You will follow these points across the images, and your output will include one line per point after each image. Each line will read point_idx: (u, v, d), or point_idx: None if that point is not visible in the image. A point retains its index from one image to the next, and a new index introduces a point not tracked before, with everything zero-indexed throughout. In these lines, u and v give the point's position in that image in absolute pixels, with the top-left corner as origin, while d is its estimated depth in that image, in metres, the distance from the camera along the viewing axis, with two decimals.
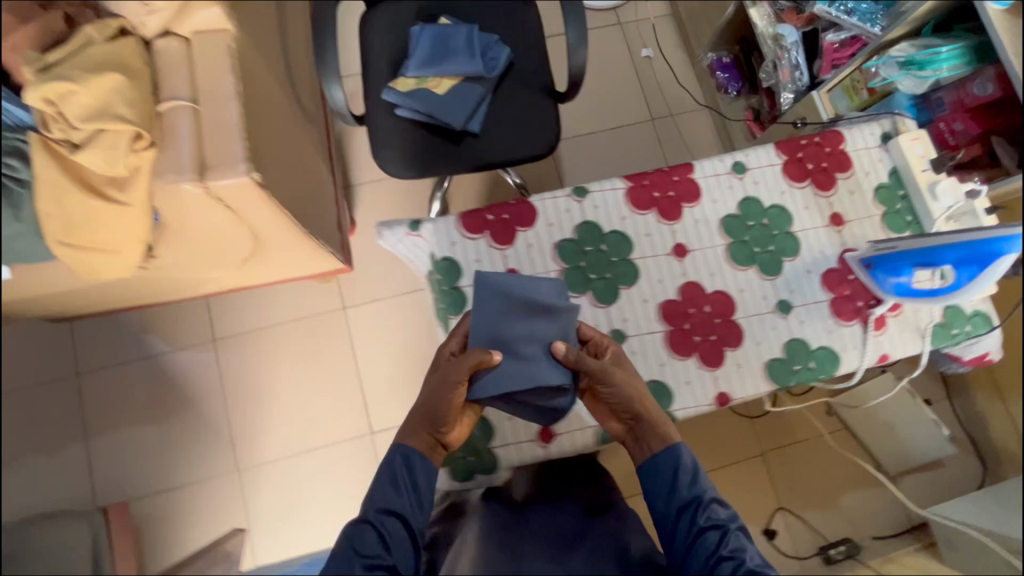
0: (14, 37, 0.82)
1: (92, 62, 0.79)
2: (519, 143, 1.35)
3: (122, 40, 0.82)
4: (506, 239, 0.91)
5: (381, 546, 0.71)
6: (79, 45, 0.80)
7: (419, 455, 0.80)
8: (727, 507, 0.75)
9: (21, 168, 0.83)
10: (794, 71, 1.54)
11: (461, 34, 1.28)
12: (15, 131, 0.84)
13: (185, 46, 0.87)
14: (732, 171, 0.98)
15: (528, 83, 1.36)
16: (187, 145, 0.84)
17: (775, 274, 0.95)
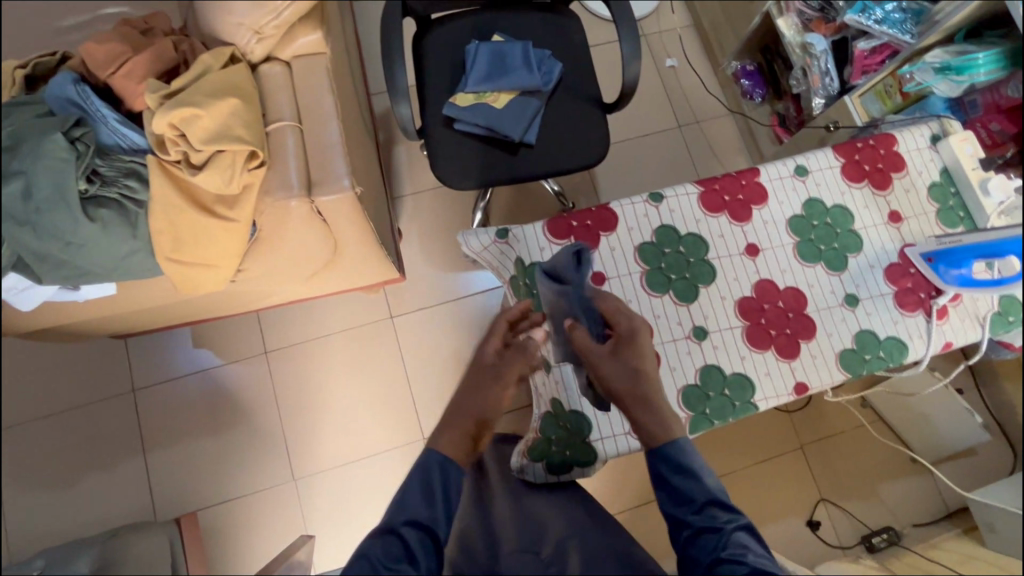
0: (131, 65, 0.88)
1: (211, 87, 0.84)
2: (572, 153, 1.41)
3: (235, 66, 0.88)
4: (590, 244, 0.97)
5: (405, 556, 0.76)
6: (198, 72, 0.85)
7: (453, 465, 0.82)
8: (728, 510, 0.76)
9: (138, 190, 0.88)
10: (824, 77, 1.62)
11: (516, 51, 1.35)
12: (133, 154, 0.89)
13: (287, 70, 0.93)
14: (795, 174, 1.04)
15: (577, 95, 1.43)
16: (294, 163, 0.89)
17: (841, 270, 1.00)
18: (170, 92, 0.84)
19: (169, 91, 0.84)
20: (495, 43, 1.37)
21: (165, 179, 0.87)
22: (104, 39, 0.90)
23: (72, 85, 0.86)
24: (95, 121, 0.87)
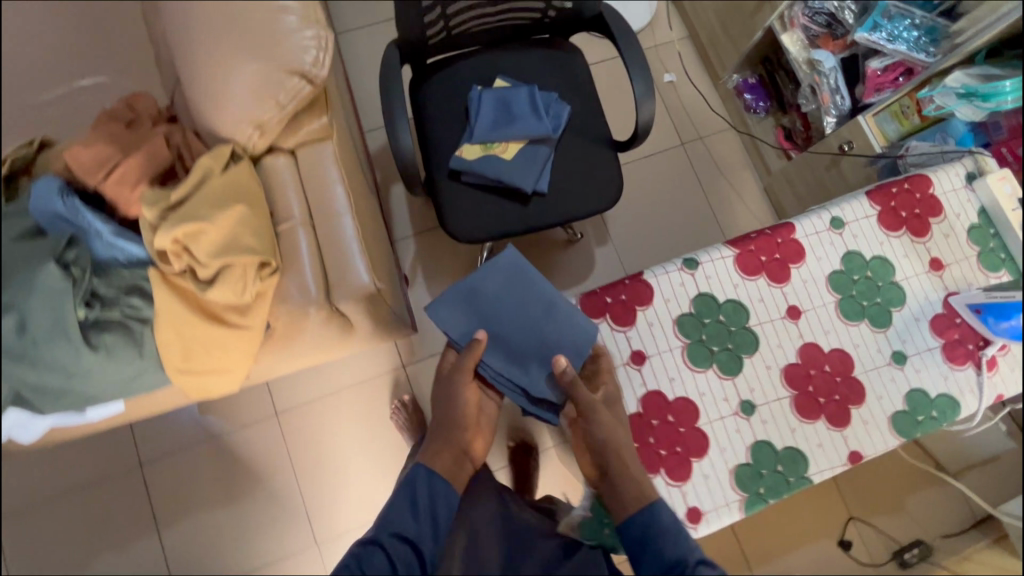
0: (124, 170, 0.82)
1: (215, 196, 0.78)
2: (587, 197, 1.35)
3: (238, 166, 0.82)
4: (627, 320, 0.92)
5: (387, 567, 0.85)
6: (199, 177, 0.78)
7: (441, 480, 0.95)
8: (714, 568, 0.73)
9: (143, 306, 0.83)
10: (834, 95, 1.57)
11: (522, 96, 1.29)
12: (133, 267, 0.83)
13: (292, 160, 0.88)
14: (831, 226, 0.99)
15: (587, 137, 1.37)
16: (311, 267, 0.86)
17: (886, 326, 0.96)
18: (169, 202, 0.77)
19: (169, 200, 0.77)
20: (498, 90, 1.31)
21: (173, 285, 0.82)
22: (89, 141, 0.83)
23: (60, 199, 0.76)
24: (91, 238, 0.79)
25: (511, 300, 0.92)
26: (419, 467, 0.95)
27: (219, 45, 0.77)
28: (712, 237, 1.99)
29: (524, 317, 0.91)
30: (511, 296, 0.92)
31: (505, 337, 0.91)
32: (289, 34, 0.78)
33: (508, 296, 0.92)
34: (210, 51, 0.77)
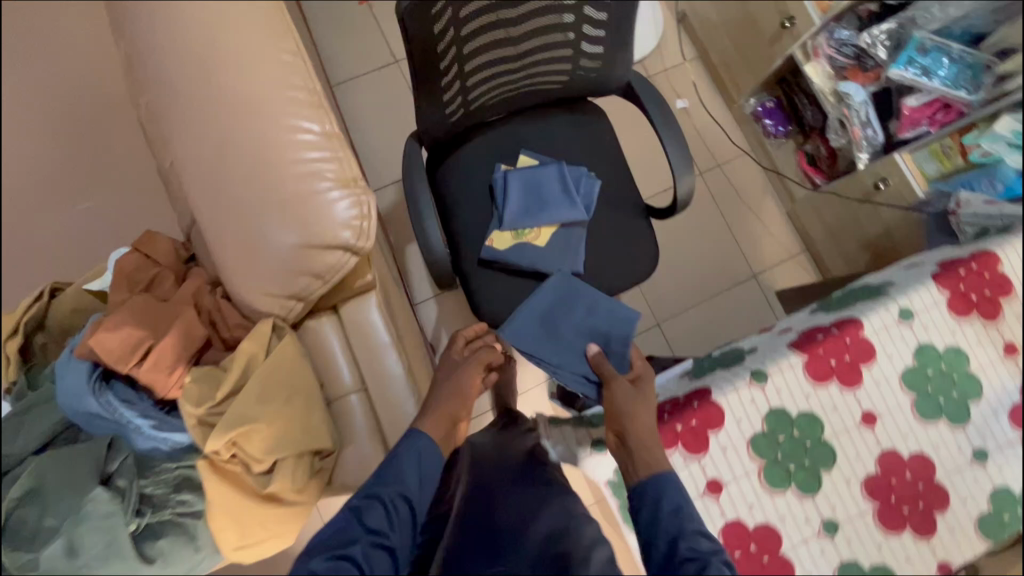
0: (162, 353, 0.80)
1: (265, 385, 0.82)
2: (624, 269, 1.30)
3: (283, 344, 0.86)
4: (699, 448, 0.88)
5: (386, 521, 0.79)
6: (243, 363, 0.83)
7: (430, 443, 0.91)
8: (710, 540, 0.71)
9: (195, 500, 0.93)
10: (865, 129, 1.50)
11: (552, 176, 1.24)
12: (172, 458, 0.92)
13: (337, 323, 0.98)
14: (900, 319, 0.95)
15: (619, 205, 1.31)
16: (364, 426, 0.96)
17: (964, 422, 0.92)
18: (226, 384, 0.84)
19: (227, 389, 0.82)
20: (525, 169, 1.24)
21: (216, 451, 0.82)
22: (114, 323, 0.78)
23: (94, 398, 0.82)
24: (132, 431, 0.85)
25: (562, 305, 1.20)
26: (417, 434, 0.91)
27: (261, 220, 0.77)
28: (737, 268, 1.93)
29: (568, 315, 1.19)
30: (562, 302, 1.20)
31: (556, 330, 1.18)
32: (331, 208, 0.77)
33: (560, 306, 1.20)
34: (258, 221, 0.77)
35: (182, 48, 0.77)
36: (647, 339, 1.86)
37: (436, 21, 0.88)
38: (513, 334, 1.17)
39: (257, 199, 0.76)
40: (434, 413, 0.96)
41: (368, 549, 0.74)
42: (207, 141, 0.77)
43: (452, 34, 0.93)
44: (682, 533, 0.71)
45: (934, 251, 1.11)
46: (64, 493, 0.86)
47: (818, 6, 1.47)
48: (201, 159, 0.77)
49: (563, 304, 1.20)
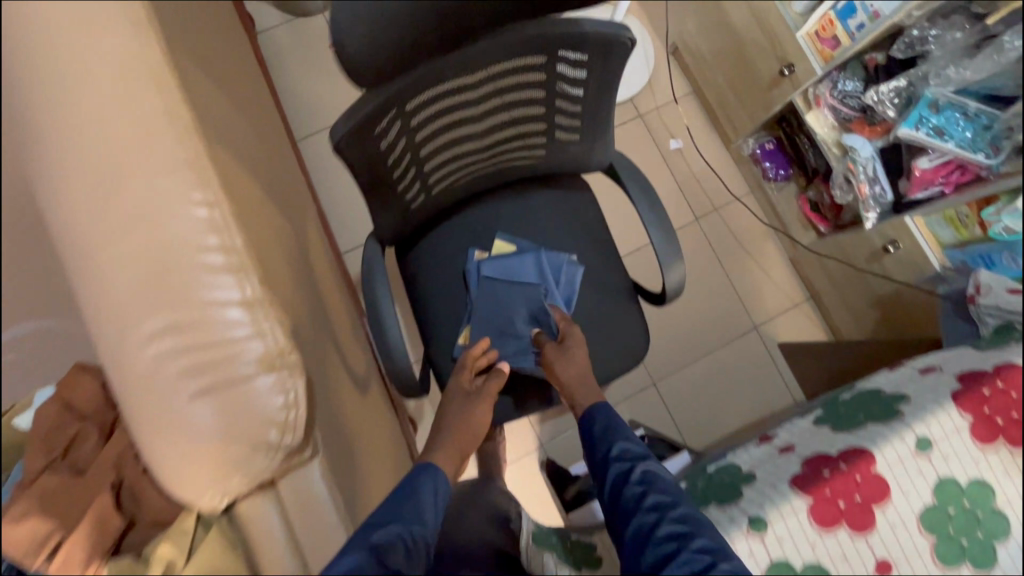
0: (71, 554, 0.65)
1: None
2: (613, 360, 1.19)
3: (201, 546, 0.66)
4: None
5: (402, 555, 0.71)
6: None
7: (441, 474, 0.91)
8: (638, 446, 0.93)
9: None
10: (873, 185, 1.37)
11: (528, 266, 1.15)
12: None
13: (280, 508, 0.70)
14: (916, 450, 0.84)
15: (606, 290, 1.20)
16: None
17: (992, 567, 0.82)
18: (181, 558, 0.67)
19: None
20: (498, 260, 1.15)
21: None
22: (19, 514, 0.64)
23: None
24: None
25: (499, 295, 1.15)
26: (430, 466, 0.91)
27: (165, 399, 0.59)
28: (738, 319, 1.82)
29: (505, 301, 1.16)
30: (497, 292, 1.15)
31: (498, 324, 1.16)
32: (255, 392, 0.62)
33: (495, 294, 1.15)
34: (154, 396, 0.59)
35: (50, 165, 0.58)
36: (644, 399, 1.76)
37: (382, 140, 0.77)
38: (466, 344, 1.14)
39: (159, 377, 0.59)
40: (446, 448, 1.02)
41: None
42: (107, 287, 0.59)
43: (404, 143, 0.82)
44: (614, 443, 0.94)
45: (947, 348, 1.02)
46: None
47: (820, 55, 1.35)
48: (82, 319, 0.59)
49: (501, 291, 1.15)
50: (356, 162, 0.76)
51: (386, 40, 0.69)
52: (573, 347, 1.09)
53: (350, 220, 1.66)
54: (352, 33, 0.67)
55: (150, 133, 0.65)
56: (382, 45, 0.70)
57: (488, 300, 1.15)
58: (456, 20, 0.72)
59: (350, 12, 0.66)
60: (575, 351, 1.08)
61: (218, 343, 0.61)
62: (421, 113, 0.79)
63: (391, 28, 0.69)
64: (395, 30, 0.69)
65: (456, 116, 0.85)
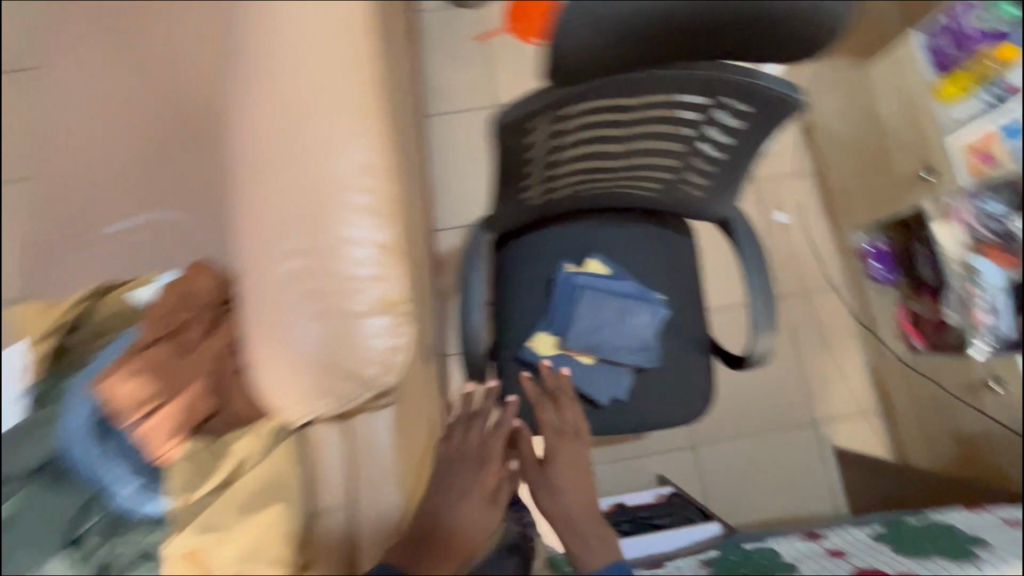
0: (165, 416, 0.74)
1: (249, 497, 0.72)
2: (672, 408, 1.17)
3: (276, 453, 0.75)
4: None
5: None
6: (230, 469, 0.72)
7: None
8: None
9: None
10: (992, 315, 1.29)
11: (620, 286, 1.14)
12: (147, 526, 0.72)
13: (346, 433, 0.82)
14: None
15: (683, 337, 1.19)
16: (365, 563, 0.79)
17: None
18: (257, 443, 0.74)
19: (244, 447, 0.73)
20: (592, 274, 1.15)
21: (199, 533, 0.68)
22: (139, 373, 0.76)
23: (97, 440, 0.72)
24: (115, 491, 0.73)
25: (602, 287, 1.13)
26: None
27: (283, 302, 0.72)
28: (797, 410, 1.74)
29: (607, 291, 1.13)
30: (601, 285, 1.13)
31: (589, 312, 1.12)
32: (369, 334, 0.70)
33: (596, 284, 1.13)
34: (297, 295, 0.70)
35: (291, 81, 0.74)
36: (678, 461, 1.70)
37: (526, 146, 0.83)
38: (553, 324, 1.14)
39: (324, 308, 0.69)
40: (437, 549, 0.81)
41: None
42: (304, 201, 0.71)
43: (549, 143, 0.85)
44: None
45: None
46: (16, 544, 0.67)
47: (972, 167, 1.34)
48: (283, 213, 0.72)
49: (603, 282, 1.14)
50: (501, 147, 0.81)
51: (597, 47, 0.72)
52: (568, 434, 1.08)
53: (448, 204, 1.72)
54: (571, 31, 0.69)
55: (355, 76, 0.75)
56: (590, 46, 0.72)
57: (590, 282, 1.13)
58: (659, 41, 0.73)
59: (573, 16, 0.68)
60: (572, 445, 1.09)
61: (346, 284, 0.70)
62: (577, 119, 0.82)
63: (610, 33, 0.70)
64: (604, 36, 0.71)
65: (598, 142, 0.90)
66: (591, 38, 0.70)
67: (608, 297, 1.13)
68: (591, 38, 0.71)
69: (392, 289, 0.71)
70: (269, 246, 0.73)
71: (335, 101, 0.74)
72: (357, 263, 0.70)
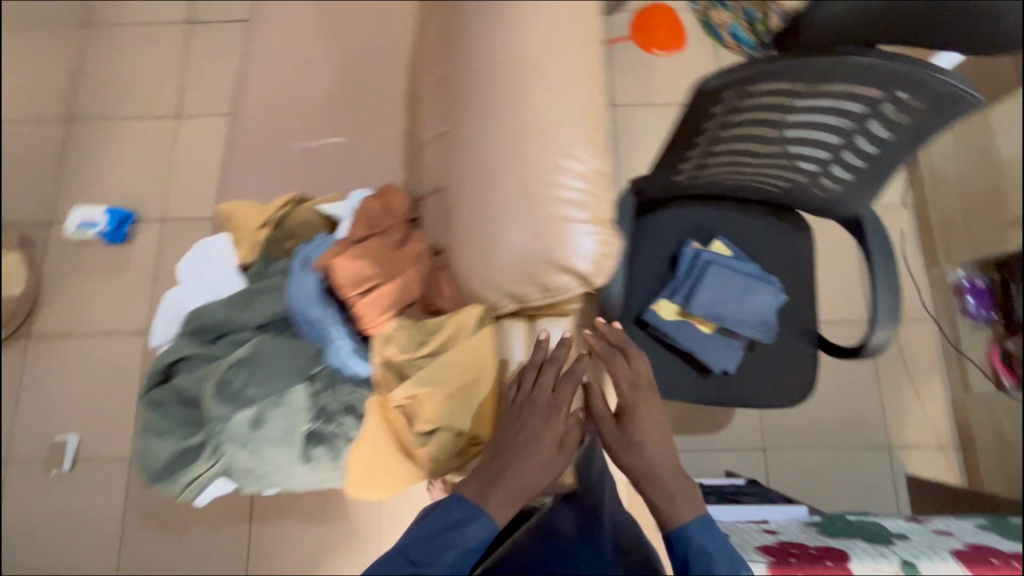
0: (380, 296, 0.88)
1: (458, 363, 0.85)
2: (776, 387, 1.25)
3: (484, 331, 0.87)
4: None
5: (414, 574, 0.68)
6: (448, 334, 0.86)
7: (474, 517, 0.74)
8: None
9: (353, 427, 0.88)
10: None
11: (743, 268, 1.23)
12: (354, 384, 0.88)
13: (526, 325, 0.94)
14: None
15: (793, 325, 1.26)
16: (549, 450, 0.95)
17: None
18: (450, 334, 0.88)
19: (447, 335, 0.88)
20: (718, 254, 1.25)
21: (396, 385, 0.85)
22: (356, 255, 0.89)
23: (321, 306, 0.87)
24: (330, 349, 0.87)
25: (727, 267, 1.23)
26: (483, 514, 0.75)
27: (503, 211, 0.82)
28: (873, 432, 1.77)
29: (732, 270, 1.22)
30: (725, 264, 1.23)
31: (715, 285, 1.21)
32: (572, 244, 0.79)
33: (722, 263, 1.23)
34: (519, 203, 0.82)
35: (529, 32, 0.88)
36: (748, 461, 1.75)
37: (708, 116, 0.95)
38: (677, 293, 1.24)
39: (542, 214, 0.80)
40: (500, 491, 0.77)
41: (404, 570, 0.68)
42: (532, 126, 0.84)
43: (725, 119, 0.97)
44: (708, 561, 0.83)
45: None
46: (274, 368, 0.84)
47: None
48: (512, 136, 0.85)
49: (728, 262, 1.24)
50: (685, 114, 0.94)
51: (843, 26, 0.92)
52: (644, 390, 1.03)
53: None
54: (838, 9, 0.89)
55: (580, 33, 0.89)
56: (842, 25, 0.92)
57: (717, 260, 1.23)
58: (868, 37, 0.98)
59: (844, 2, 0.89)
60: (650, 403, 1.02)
61: (557, 198, 0.80)
62: (755, 99, 0.93)
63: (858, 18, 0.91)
64: (852, 21, 0.92)
65: (763, 128, 1.00)
66: (847, 17, 0.90)
67: (733, 276, 1.22)
68: (844, 19, 0.91)
69: (599, 207, 0.81)
70: (494, 165, 0.85)
71: (560, 57, 0.87)
72: (570, 181, 0.80)
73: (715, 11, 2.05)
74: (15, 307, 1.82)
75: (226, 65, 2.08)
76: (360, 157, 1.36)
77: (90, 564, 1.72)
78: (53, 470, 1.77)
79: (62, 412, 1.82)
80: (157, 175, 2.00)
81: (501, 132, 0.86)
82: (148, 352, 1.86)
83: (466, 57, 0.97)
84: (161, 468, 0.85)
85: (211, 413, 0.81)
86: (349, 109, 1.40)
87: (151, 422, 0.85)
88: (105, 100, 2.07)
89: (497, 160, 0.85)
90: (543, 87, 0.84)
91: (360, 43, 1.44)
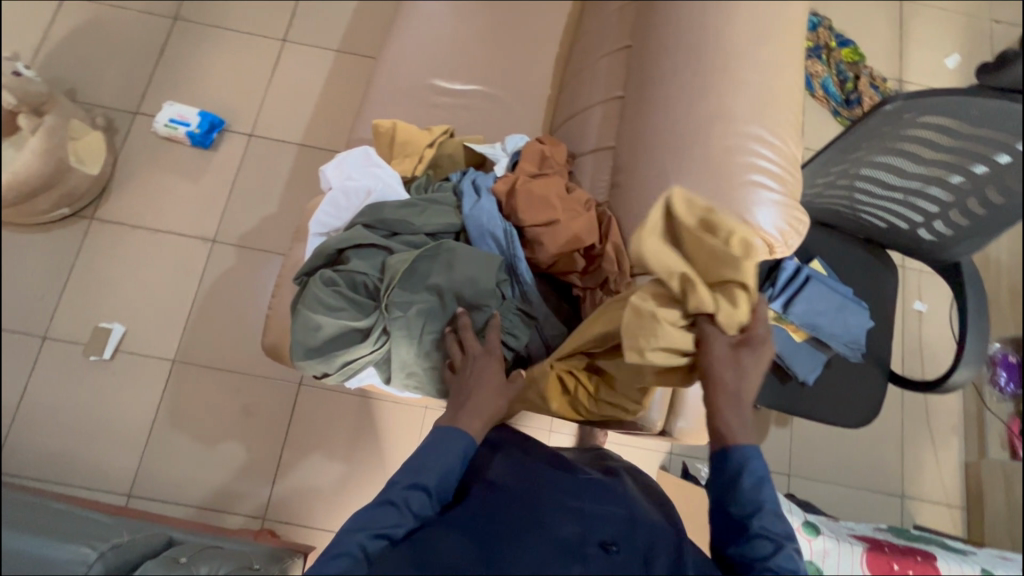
0: (564, 227, 1.01)
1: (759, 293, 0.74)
2: (849, 407, 1.32)
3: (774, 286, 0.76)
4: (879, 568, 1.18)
5: (406, 514, 0.80)
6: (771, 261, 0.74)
7: (457, 431, 0.86)
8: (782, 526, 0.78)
9: (518, 336, 1.00)
10: None
11: (840, 289, 1.30)
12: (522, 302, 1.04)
13: None
14: None
15: (869, 351, 1.34)
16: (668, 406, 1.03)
17: None
18: (750, 280, 0.70)
19: (748, 279, 0.69)
20: (817, 271, 1.32)
21: (673, 259, 0.71)
22: (540, 191, 1.03)
23: (505, 225, 1.04)
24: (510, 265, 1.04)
25: (827, 285, 1.29)
26: (453, 431, 0.86)
27: (705, 166, 0.93)
28: (889, 479, 1.86)
29: (831, 288, 1.30)
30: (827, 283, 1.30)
31: (813, 299, 1.28)
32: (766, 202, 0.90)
33: (824, 280, 1.30)
34: (724, 163, 0.92)
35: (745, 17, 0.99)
36: None
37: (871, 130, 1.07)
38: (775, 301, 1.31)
39: (744, 176, 0.91)
40: (472, 406, 0.88)
41: (404, 491, 0.81)
42: (740, 100, 0.94)
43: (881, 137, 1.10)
44: (761, 513, 0.77)
45: None
46: (453, 274, 0.96)
47: None
48: (721, 104, 0.94)
49: (826, 279, 1.31)
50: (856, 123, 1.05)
51: None
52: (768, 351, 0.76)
53: None
54: None
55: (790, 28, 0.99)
56: None
57: (817, 276, 1.30)
58: None
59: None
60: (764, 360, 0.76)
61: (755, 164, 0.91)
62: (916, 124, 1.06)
63: None
64: None
65: (896, 158, 1.14)
66: None
67: (831, 294, 1.29)
68: None
69: (786, 183, 0.92)
70: (701, 125, 0.95)
71: (774, 46, 0.96)
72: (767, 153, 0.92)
73: (810, 61, 2.15)
74: (89, 186, 1.79)
75: (342, 3, 2.12)
76: (496, 112, 1.41)
77: (111, 457, 1.67)
78: (92, 356, 1.73)
79: (112, 300, 1.79)
80: (253, 91, 2.00)
81: (710, 97, 0.95)
82: (211, 260, 1.85)
83: (666, 33, 1.07)
84: (326, 340, 0.95)
85: (394, 299, 0.95)
86: (492, 66, 1.45)
87: (326, 297, 0.95)
88: (214, 7, 2.07)
89: (701, 122, 0.95)
90: (756, 67, 0.95)
91: (512, 6, 1.50)
